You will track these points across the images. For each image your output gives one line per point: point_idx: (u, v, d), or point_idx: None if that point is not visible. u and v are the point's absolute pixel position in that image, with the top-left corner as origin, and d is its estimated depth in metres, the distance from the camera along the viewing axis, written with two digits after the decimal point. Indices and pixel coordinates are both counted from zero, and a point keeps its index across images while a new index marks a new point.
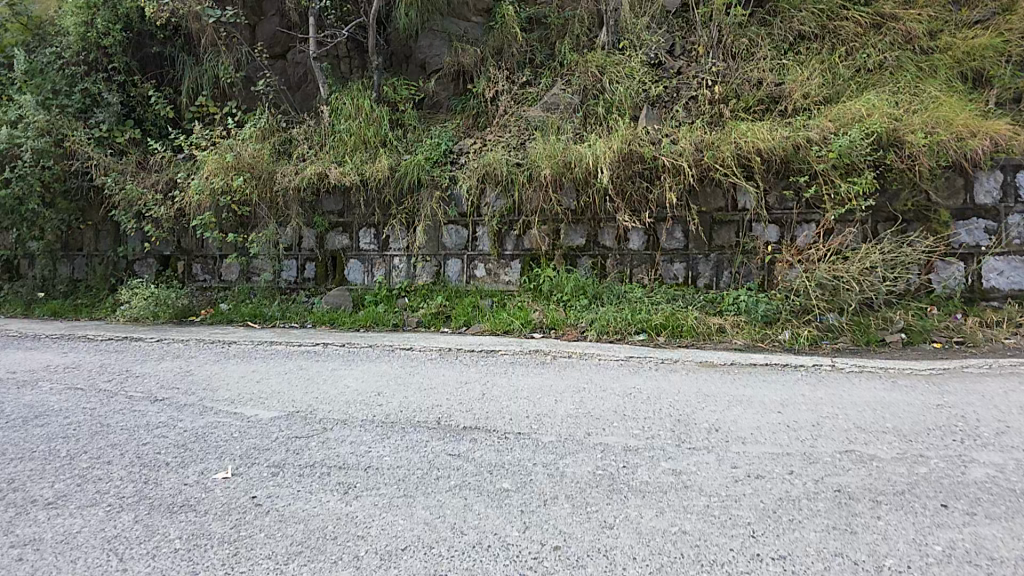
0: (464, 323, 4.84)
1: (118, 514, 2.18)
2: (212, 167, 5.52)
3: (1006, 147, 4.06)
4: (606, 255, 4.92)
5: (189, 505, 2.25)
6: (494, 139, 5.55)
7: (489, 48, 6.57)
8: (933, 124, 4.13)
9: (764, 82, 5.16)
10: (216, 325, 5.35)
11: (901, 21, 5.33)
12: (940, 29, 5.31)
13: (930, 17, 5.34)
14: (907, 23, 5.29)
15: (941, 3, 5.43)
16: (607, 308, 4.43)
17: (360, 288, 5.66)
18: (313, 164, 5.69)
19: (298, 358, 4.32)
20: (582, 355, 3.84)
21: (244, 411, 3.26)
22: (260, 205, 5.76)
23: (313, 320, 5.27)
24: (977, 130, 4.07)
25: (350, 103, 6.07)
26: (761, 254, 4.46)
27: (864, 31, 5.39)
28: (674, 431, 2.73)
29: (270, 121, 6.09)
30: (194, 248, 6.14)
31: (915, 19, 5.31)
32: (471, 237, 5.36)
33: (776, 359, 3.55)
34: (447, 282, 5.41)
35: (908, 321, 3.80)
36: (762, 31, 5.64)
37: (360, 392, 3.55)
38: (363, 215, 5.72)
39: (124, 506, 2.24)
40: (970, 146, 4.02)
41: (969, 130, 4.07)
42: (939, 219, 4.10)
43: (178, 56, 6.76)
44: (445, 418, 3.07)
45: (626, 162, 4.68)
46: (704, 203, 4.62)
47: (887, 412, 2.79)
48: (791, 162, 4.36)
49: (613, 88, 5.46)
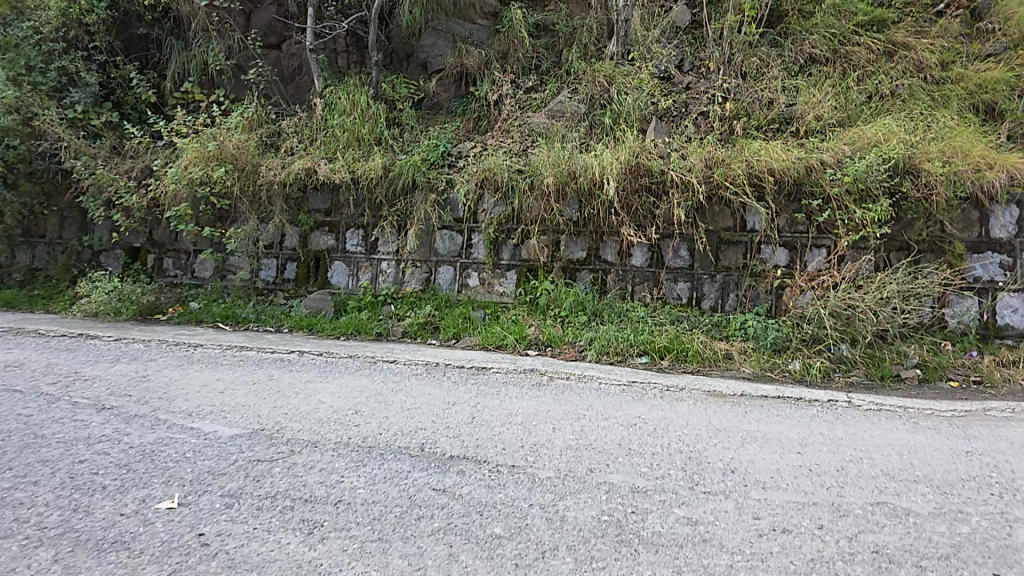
0: (454, 335, 4.56)
1: (35, 551, 1.91)
2: (191, 156, 5.16)
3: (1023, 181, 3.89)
4: (607, 271, 4.69)
5: (123, 542, 1.97)
6: (495, 143, 5.29)
7: (494, 51, 6.34)
8: (949, 153, 3.95)
9: (775, 103, 4.99)
10: (184, 325, 5.03)
11: (913, 50, 5.21)
12: (953, 61, 5.18)
13: (942, 48, 5.21)
14: (919, 52, 5.17)
15: (953, 35, 5.31)
16: (609, 326, 4.20)
17: (345, 292, 5.35)
18: (302, 159, 5.41)
19: (275, 367, 4.01)
20: (580, 378, 3.59)
21: (201, 427, 3.08)
22: (240, 199, 5.44)
23: (290, 324, 4.95)
24: (994, 163, 3.90)
25: (346, 98, 5.78)
26: (770, 278, 4.27)
27: (877, 58, 5.25)
28: (686, 470, 2.49)
29: (260, 111, 5.77)
30: (166, 241, 5.83)
31: (927, 49, 5.19)
32: (465, 244, 5.10)
33: (788, 391, 3.32)
34: (437, 290, 5.13)
35: (923, 357, 3.61)
36: (772, 52, 5.48)
37: (336, 409, 3.27)
38: (351, 216, 5.43)
39: (44, 540, 1.97)
40: (987, 179, 3.84)
41: (986, 161, 3.90)
42: (954, 251, 3.93)
43: (165, 40, 6.42)
44: (430, 444, 2.80)
45: (633, 175, 4.48)
46: (712, 222, 4.41)
47: (915, 458, 2.55)
48: (803, 184, 4.17)
49: (621, 99, 5.26)
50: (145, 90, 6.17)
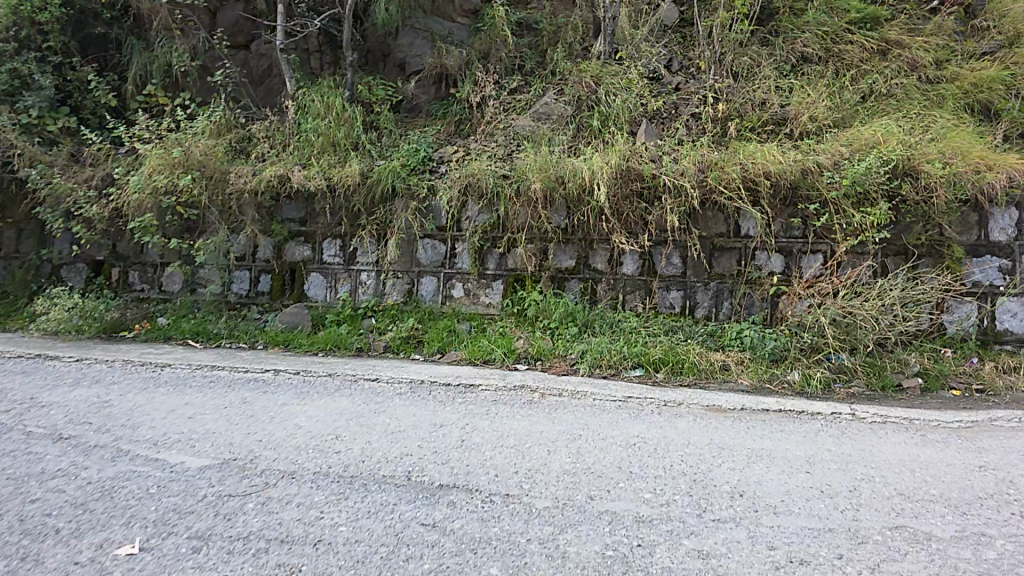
0: (438, 350, 4.41)
1: None
2: (155, 163, 4.90)
3: (1021, 183, 3.82)
4: (598, 280, 4.57)
5: None
6: (479, 147, 5.13)
7: (476, 51, 6.17)
8: (948, 154, 3.88)
9: (768, 104, 4.90)
10: (150, 343, 4.79)
11: (907, 48, 5.17)
12: (946, 60, 5.15)
13: (936, 46, 5.18)
14: (913, 51, 5.12)
15: (946, 34, 5.28)
16: (602, 338, 4.09)
17: (321, 306, 5.14)
18: (273, 166, 5.17)
19: (252, 390, 3.83)
20: (572, 395, 3.47)
21: (167, 458, 2.90)
22: (210, 209, 5.19)
23: (266, 340, 4.77)
24: (992, 164, 3.84)
25: (320, 100, 5.56)
26: (766, 285, 4.17)
27: (870, 57, 5.19)
28: (692, 496, 2.34)
29: (228, 115, 5.52)
30: (132, 253, 5.55)
31: (921, 48, 5.15)
32: (449, 253, 4.95)
33: (790, 404, 3.22)
34: (420, 301, 4.96)
35: (924, 364, 3.53)
36: (764, 51, 5.40)
37: (314, 435, 3.12)
38: (328, 225, 5.22)
39: None
40: (987, 180, 3.76)
41: (985, 162, 3.83)
42: (952, 255, 3.86)
43: (126, 41, 6.13)
44: (417, 472, 2.63)
45: (624, 180, 4.36)
46: (704, 228, 4.32)
47: (928, 474, 2.41)
48: (798, 188, 4.08)
49: (610, 100, 5.14)
50: (106, 94, 5.88)
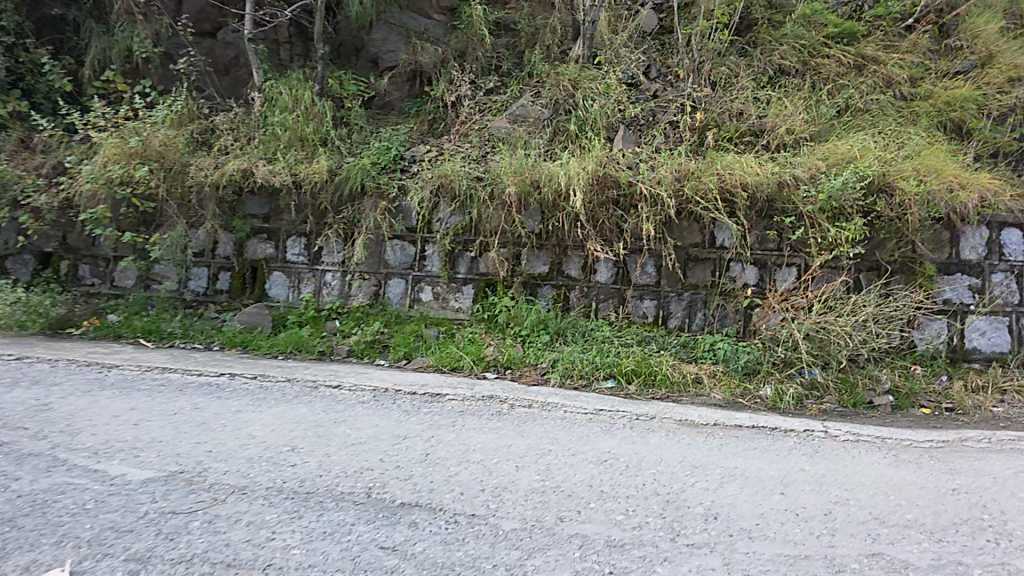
0: (404, 356, 4.28)
1: None
2: (111, 152, 4.70)
3: (993, 203, 3.83)
4: (571, 287, 4.50)
5: None
6: (452, 148, 5.00)
7: (452, 50, 6.03)
8: (922, 172, 3.88)
9: (745, 115, 4.89)
10: (100, 342, 4.54)
11: (883, 65, 5.20)
12: (921, 78, 5.19)
13: (912, 64, 5.22)
14: (889, 67, 5.16)
15: (922, 51, 5.32)
16: (574, 347, 4.02)
17: (283, 306, 4.97)
18: (236, 159, 4.95)
19: (205, 397, 3.66)
20: (542, 406, 3.37)
21: (108, 469, 2.70)
22: (168, 202, 4.96)
23: (222, 340, 4.59)
24: (966, 183, 3.83)
25: (289, 93, 5.35)
26: (739, 297, 4.17)
27: (846, 71, 5.21)
28: (665, 518, 2.25)
29: (191, 105, 5.30)
30: (83, 246, 5.26)
31: (897, 64, 5.18)
32: (418, 255, 4.82)
33: (763, 420, 3.17)
34: (387, 304, 4.82)
35: (895, 382, 3.53)
36: (742, 62, 5.39)
37: (269, 446, 2.95)
38: (293, 222, 5.03)
39: None
40: (960, 199, 3.78)
41: (959, 181, 3.84)
42: (924, 272, 3.88)
43: (83, 23, 5.81)
44: (378, 489, 2.49)
45: (600, 186, 4.30)
46: (679, 237, 4.29)
47: (903, 498, 2.36)
48: (775, 201, 4.07)
49: (587, 104, 5.07)
50: (60, 77, 5.56)
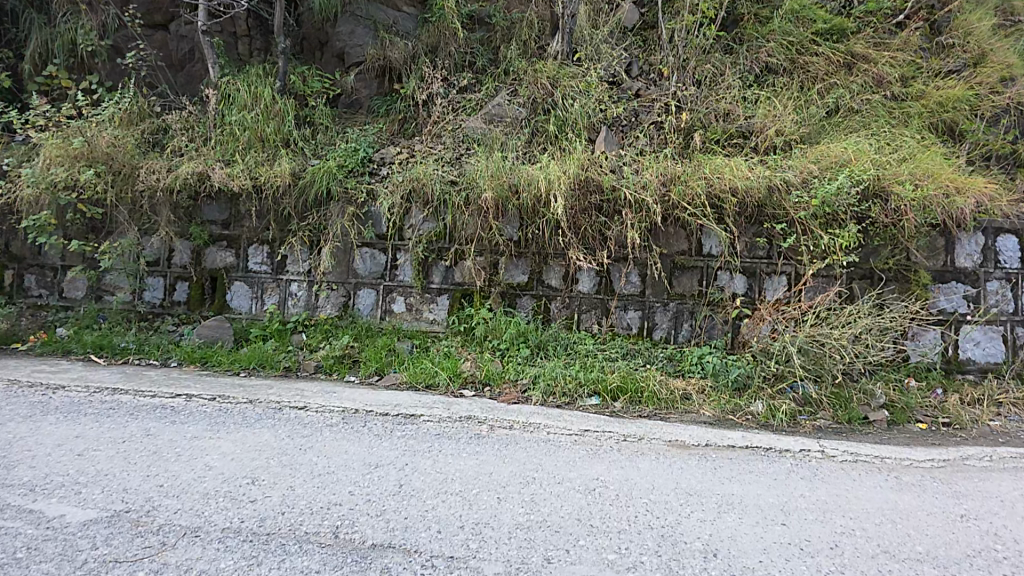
0: (375, 372, 4.07)
1: None
2: (52, 153, 4.50)
3: (988, 209, 3.80)
4: (552, 297, 4.35)
5: None
6: (424, 149, 4.81)
7: (423, 44, 5.81)
8: (918, 176, 3.82)
9: (732, 115, 4.81)
10: (47, 360, 4.26)
11: (874, 63, 5.14)
12: (912, 77, 5.13)
13: (903, 62, 5.16)
14: (880, 66, 5.10)
15: (913, 49, 5.26)
16: (555, 362, 3.90)
17: (245, 319, 4.77)
18: (190, 161, 4.69)
19: (159, 422, 3.37)
20: (524, 427, 3.21)
21: (45, 509, 2.43)
22: (118, 208, 4.73)
23: (179, 356, 4.35)
24: (963, 187, 3.77)
25: (247, 90, 5.10)
26: (728, 308, 4.07)
27: (836, 69, 5.15)
28: (661, 556, 2.05)
29: (140, 102, 5.08)
30: (28, 254, 4.97)
31: (888, 63, 5.13)
32: (390, 264, 4.61)
33: (757, 440, 3.01)
34: (356, 316, 4.62)
35: (890, 397, 3.42)
36: (727, 60, 5.30)
37: (227, 479, 2.69)
38: (253, 229, 4.78)
39: None
40: (957, 205, 3.71)
41: (956, 185, 3.77)
42: (919, 281, 3.82)
43: (21, 13, 5.50)
44: (347, 528, 2.26)
45: (582, 191, 4.15)
46: (665, 244, 4.17)
47: (911, 527, 2.21)
48: (764, 206, 3.98)
49: (567, 104, 4.94)
50: None
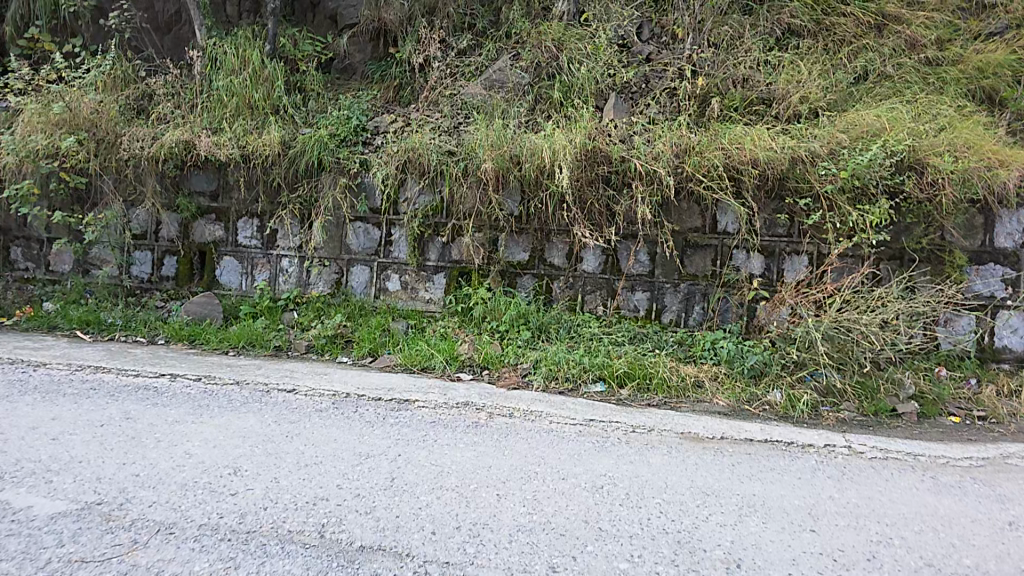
0: (369, 353, 3.90)
1: None
2: (33, 119, 4.40)
3: None
4: (554, 277, 4.12)
5: None
6: (421, 118, 4.58)
7: (420, 5, 5.35)
8: (958, 146, 3.58)
9: (751, 81, 4.51)
10: (29, 337, 4.08)
11: (907, 24, 4.83)
12: (949, 40, 4.83)
13: (939, 24, 4.86)
14: (913, 27, 4.80)
15: (950, 10, 4.94)
16: (558, 346, 3.70)
17: (235, 296, 4.55)
18: (177, 129, 4.50)
19: (140, 404, 3.16)
20: (525, 416, 3.00)
21: (11, 500, 2.17)
22: (103, 178, 4.55)
23: (167, 334, 4.16)
24: (1007, 160, 3.53)
25: (234, 53, 4.84)
26: (744, 290, 3.82)
27: (865, 32, 4.85)
28: (678, 565, 1.83)
29: (124, 67, 4.92)
30: (14, 226, 4.82)
31: (922, 24, 4.83)
32: (384, 240, 4.37)
33: (776, 434, 2.79)
34: (350, 294, 4.41)
35: (921, 388, 3.19)
36: (746, 21, 4.97)
37: (207, 469, 2.46)
38: (243, 202, 4.54)
39: None
40: (1000, 178, 3.47)
41: (998, 158, 3.54)
42: (953, 262, 3.57)
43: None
44: (334, 526, 2.04)
45: (589, 162, 3.91)
46: (678, 221, 3.92)
47: (955, 536, 1.98)
48: (786, 179, 3.72)
49: (573, 69, 4.68)
50: None
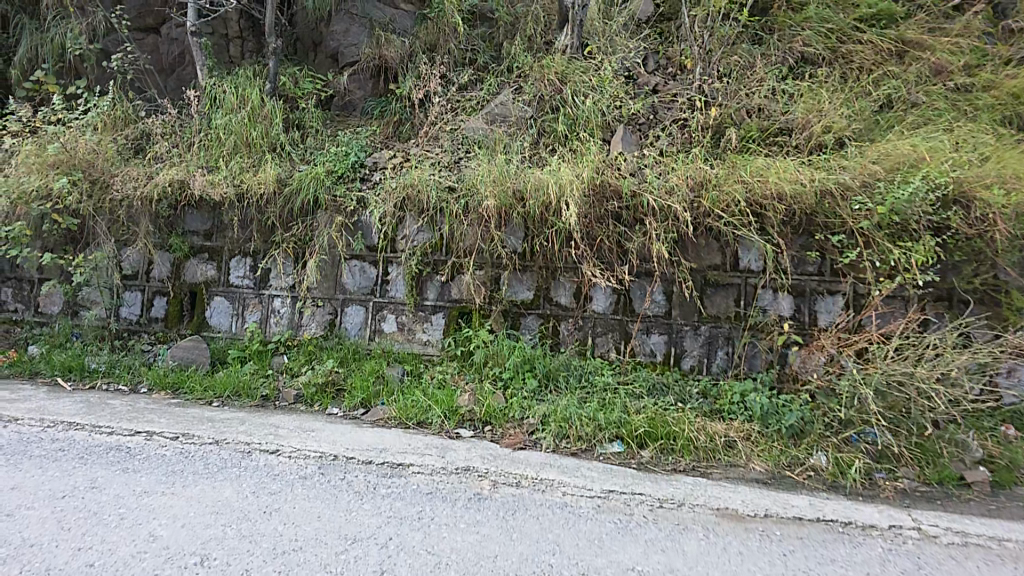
0: (361, 404, 3.57)
1: None
2: (24, 160, 4.15)
3: None
4: (562, 318, 3.77)
5: None
6: (421, 153, 4.32)
7: (421, 42, 5.25)
8: (1008, 177, 3.18)
9: (767, 111, 4.18)
10: (9, 388, 3.71)
11: (930, 51, 4.53)
12: (978, 65, 4.49)
13: (965, 49, 4.53)
14: (937, 53, 4.48)
15: (975, 34, 4.62)
16: (570, 399, 3.30)
17: (224, 339, 4.22)
18: (172, 168, 4.28)
19: (109, 470, 2.67)
20: (534, 486, 2.62)
21: None
22: (96, 219, 4.28)
23: (149, 382, 3.86)
24: None
25: (233, 92, 4.62)
26: (774, 333, 3.43)
27: (885, 59, 4.53)
28: None
29: (123, 106, 4.70)
30: (6, 267, 4.57)
31: (945, 50, 4.51)
32: (381, 278, 4.07)
33: (832, 512, 2.41)
34: (344, 337, 4.07)
35: (989, 451, 2.82)
36: (756, 51, 4.69)
37: (171, 557, 2.03)
38: (236, 240, 4.26)
39: None
40: None
41: None
42: (1012, 304, 3.15)
43: (13, 19, 5.22)
44: None
45: (597, 197, 3.60)
46: (696, 258, 3.58)
47: None
48: (815, 213, 3.37)
49: (578, 101, 4.40)
50: None
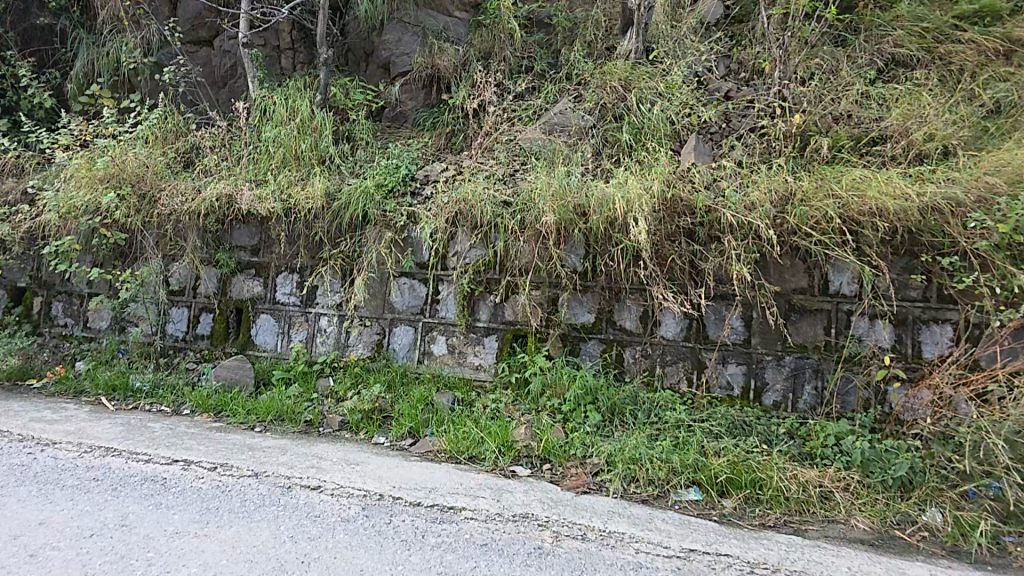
0: (409, 434, 3.35)
1: None
2: (76, 174, 4.13)
3: None
4: (626, 343, 3.48)
5: None
6: (475, 166, 4.11)
7: (475, 50, 5.08)
8: None
9: (855, 119, 3.83)
10: (52, 408, 3.64)
11: None
12: None
13: None
14: None
15: None
16: (638, 436, 3.00)
17: (269, 358, 4.06)
18: (220, 182, 4.18)
19: (141, 505, 2.51)
20: (602, 540, 2.32)
21: None
22: (145, 234, 4.22)
23: (193, 403, 3.73)
24: None
25: (284, 103, 4.52)
26: (872, 367, 3.06)
27: (990, 61, 4.08)
28: None
29: (174, 119, 4.66)
30: (57, 280, 4.56)
31: None
32: (431, 297, 3.85)
33: None
34: (391, 359, 3.86)
35: None
36: (839, 54, 4.34)
37: None
38: (283, 256, 4.13)
39: None
40: None
41: None
42: None
43: (72, 33, 5.31)
44: None
45: (667, 213, 3.32)
46: (778, 280, 3.23)
47: None
48: (919, 231, 3.00)
49: (643, 110, 4.12)
50: (41, 92, 5.06)
